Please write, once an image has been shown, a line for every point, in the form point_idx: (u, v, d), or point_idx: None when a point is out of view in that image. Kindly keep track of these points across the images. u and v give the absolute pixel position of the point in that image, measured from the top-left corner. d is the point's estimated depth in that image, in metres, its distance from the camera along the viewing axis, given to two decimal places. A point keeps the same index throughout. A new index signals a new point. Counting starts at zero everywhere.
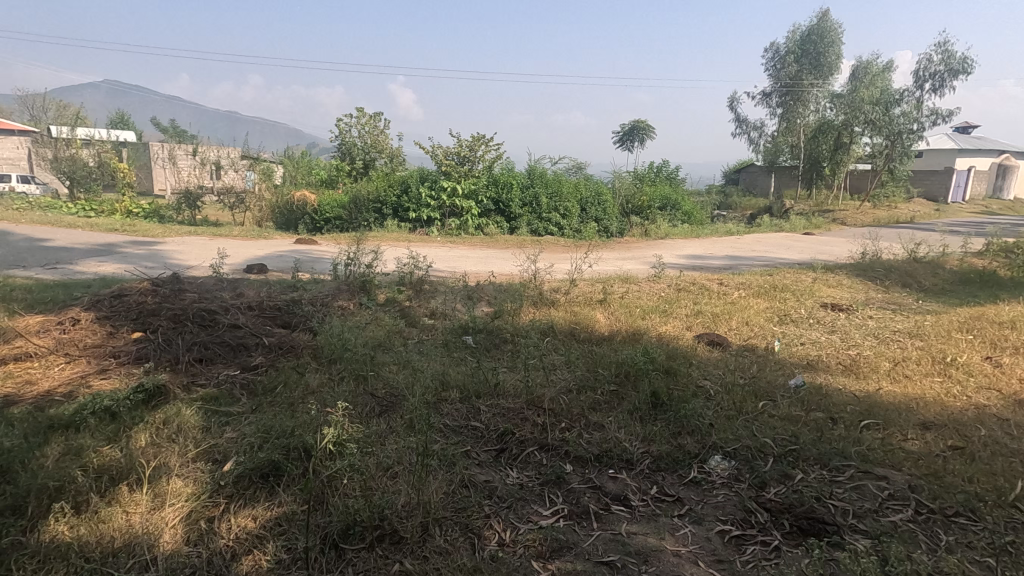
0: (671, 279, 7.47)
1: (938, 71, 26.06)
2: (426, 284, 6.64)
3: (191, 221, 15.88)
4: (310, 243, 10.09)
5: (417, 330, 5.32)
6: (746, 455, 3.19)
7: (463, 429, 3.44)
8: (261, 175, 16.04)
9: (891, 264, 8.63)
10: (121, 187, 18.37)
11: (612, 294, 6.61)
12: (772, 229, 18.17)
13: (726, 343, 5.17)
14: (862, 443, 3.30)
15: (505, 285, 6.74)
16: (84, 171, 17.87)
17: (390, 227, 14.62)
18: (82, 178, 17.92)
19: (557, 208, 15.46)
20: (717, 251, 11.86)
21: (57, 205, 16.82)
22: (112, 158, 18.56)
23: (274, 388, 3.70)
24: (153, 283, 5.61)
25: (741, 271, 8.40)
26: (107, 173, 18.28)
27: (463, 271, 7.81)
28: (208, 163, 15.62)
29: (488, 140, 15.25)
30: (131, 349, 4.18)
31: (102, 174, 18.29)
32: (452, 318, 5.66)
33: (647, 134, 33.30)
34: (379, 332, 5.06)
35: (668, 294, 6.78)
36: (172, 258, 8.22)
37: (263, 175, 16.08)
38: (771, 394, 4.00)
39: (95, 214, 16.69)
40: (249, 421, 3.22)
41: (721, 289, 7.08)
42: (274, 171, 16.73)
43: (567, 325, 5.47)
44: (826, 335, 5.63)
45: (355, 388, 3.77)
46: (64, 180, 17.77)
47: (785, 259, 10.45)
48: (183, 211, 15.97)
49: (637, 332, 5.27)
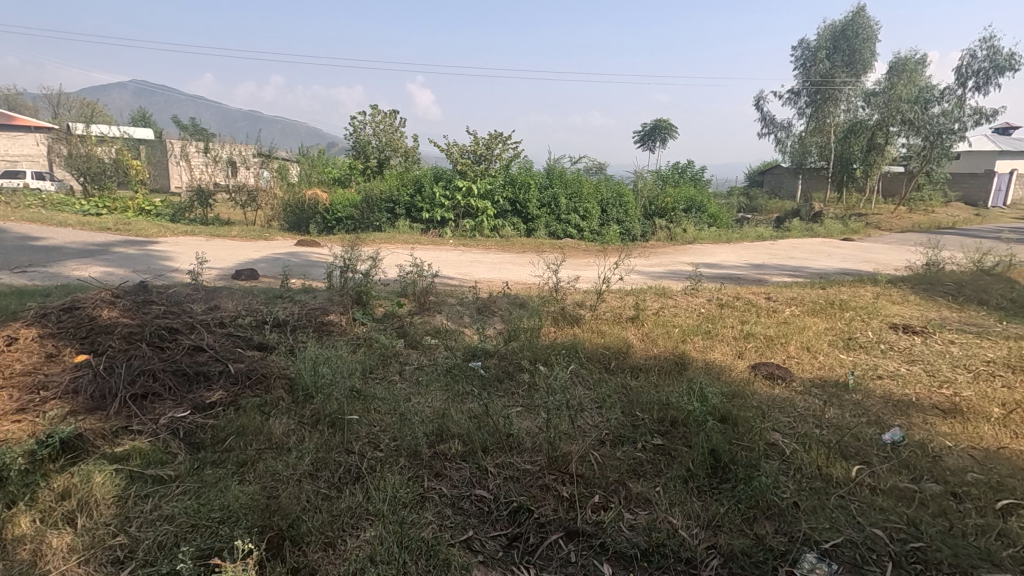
0: (710, 292, 6.54)
1: (982, 68, 24.60)
2: (432, 296, 5.82)
3: (201, 220, 15.34)
4: (311, 246, 9.38)
5: (416, 356, 4.50)
6: (854, 558, 2.30)
7: (462, 507, 2.61)
8: (276, 174, 15.33)
9: (960, 277, 7.58)
10: (132, 184, 17.89)
11: (645, 309, 5.74)
12: (805, 234, 17.08)
13: (788, 377, 4.26)
14: (1013, 541, 2.38)
15: (522, 298, 5.90)
16: (98, 168, 17.46)
17: (402, 228, 13.92)
18: (93, 175, 17.51)
19: (577, 210, 14.58)
20: (752, 258, 10.86)
21: (67, 202, 16.39)
22: (125, 155, 18.12)
23: (224, 441, 2.91)
24: (116, 292, 4.88)
25: (785, 283, 7.45)
26: (120, 171, 17.85)
27: (475, 280, 6.99)
28: (220, 160, 15.08)
29: (505, 138, 14.53)
30: (66, 379, 3.42)
31: (116, 172, 17.86)
32: (459, 341, 4.84)
33: (671, 133, 32.21)
34: (370, 358, 4.28)
35: (709, 310, 5.88)
36: (158, 258, 7.54)
37: (277, 174, 15.38)
38: (863, 453, 3.09)
39: (106, 211, 16.24)
40: (178, 493, 2.42)
41: (769, 305, 6.14)
42: (289, 170, 16.04)
43: (593, 348, 4.62)
44: (905, 366, 4.68)
45: (329, 442, 2.97)
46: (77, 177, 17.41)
47: (829, 269, 9.45)
48: (193, 209, 15.47)
49: (678, 362, 4.38)
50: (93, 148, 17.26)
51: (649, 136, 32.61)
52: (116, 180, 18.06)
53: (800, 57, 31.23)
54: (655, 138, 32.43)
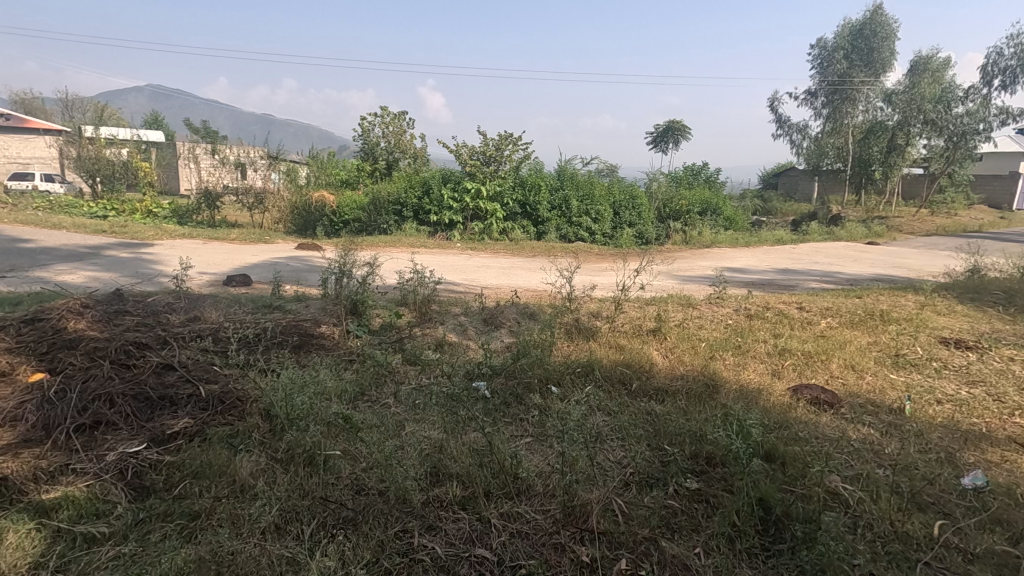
0: (737, 301, 6.01)
1: (1009, 66, 23.75)
2: (435, 305, 5.35)
3: (209, 223, 15.01)
4: (312, 249, 8.98)
5: (414, 374, 4.05)
6: None
7: (458, 572, 2.13)
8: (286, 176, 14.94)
9: (1007, 285, 6.98)
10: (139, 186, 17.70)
11: (667, 320, 5.24)
12: (826, 238, 16.45)
13: (837, 402, 3.73)
14: None
15: (533, 307, 5.42)
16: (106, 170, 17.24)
17: (409, 232, 13.53)
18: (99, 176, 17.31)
19: (589, 212, 14.08)
20: (774, 263, 10.29)
21: (72, 204, 16.17)
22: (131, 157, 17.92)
23: (179, 485, 2.47)
24: (87, 300, 4.45)
25: (816, 290, 6.90)
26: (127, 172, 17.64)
27: (481, 287, 6.54)
28: (226, 162, 14.75)
29: (515, 139, 14.11)
30: (10, 404, 2.99)
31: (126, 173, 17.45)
32: (462, 358, 4.38)
33: (685, 135, 31.56)
34: (362, 379, 3.84)
35: (738, 322, 5.37)
36: (149, 262, 7.14)
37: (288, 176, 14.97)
38: (943, 504, 2.57)
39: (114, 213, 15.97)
40: (109, 560, 1.98)
41: (804, 316, 5.59)
42: (297, 172, 15.65)
43: (612, 365, 4.14)
44: (966, 389, 4.14)
45: (303, 486, 2.53)
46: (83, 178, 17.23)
47: (859, 276, 8.87)
48: (201, 211, 15.18)
49: (708, 384, 3.88)
50: (100, 149, 17.02)
51: (663, 137, 31.98)
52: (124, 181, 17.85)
53: (817, 56, 30.31)
54: (668, 139, 31.83)
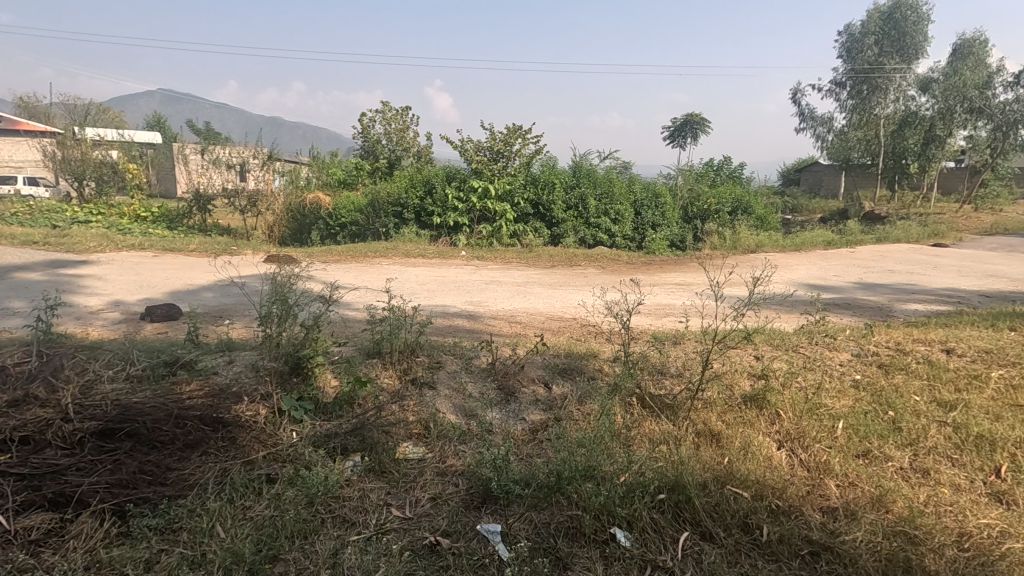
0: (853, 341, 4.24)
1: None
2: (423, 355, 3.61)
3: (200, 228, 13.15)
4: (281, 264, 7.31)
5: (376, 508, 2.38)
6: None
7: None
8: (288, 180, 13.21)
9: None
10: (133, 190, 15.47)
11: (774, 378, 3.47)
12: (878, 237, 14.47)
13: None
14: None
15: (568, 358, 3.68)
16: (94, 172, 15.12)
17: (407, 236, 11.87)
18: (89, 178, 15.19)
19: (608, 212, 12.31)
20: (843, 274, 8.46)
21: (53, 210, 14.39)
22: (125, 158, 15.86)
23: None
24: None
25: (938, 319, 5.11)
26: (118, 174, 15.40)
27: (484, 320, 4.84)
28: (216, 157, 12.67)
29: (524, 131, 12.40)
30: None
31: (115, 176, 15.33)
32: (459, 466, 2.67)
33: (705, 129, 29.61)
34: (276, 528, 2.16)
35: (871, 379, 3.60)
36: (58, 287, 5.53)
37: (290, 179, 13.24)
38: None
39: (100, 217, 14.31)
40: None
41: (964, 366, 3.80)
42: (300, 173, 13.87)
43: (714, 486, 2.39)
44: None
45: None
46: (71, 180, 15.14)
47: (962, 291, 7.04)
48: (191, 215, 13.34)
49: (907, 534, 2.12)
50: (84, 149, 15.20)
51: (681, 132, 30.07)
52: (116, 185, 15.53)
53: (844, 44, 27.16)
54: (686, 133, 29.92)
